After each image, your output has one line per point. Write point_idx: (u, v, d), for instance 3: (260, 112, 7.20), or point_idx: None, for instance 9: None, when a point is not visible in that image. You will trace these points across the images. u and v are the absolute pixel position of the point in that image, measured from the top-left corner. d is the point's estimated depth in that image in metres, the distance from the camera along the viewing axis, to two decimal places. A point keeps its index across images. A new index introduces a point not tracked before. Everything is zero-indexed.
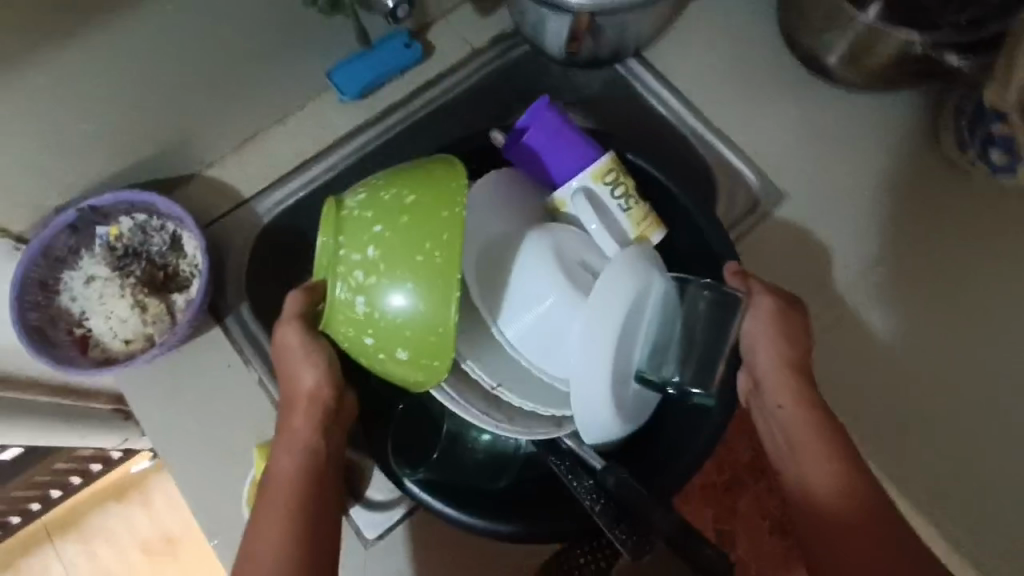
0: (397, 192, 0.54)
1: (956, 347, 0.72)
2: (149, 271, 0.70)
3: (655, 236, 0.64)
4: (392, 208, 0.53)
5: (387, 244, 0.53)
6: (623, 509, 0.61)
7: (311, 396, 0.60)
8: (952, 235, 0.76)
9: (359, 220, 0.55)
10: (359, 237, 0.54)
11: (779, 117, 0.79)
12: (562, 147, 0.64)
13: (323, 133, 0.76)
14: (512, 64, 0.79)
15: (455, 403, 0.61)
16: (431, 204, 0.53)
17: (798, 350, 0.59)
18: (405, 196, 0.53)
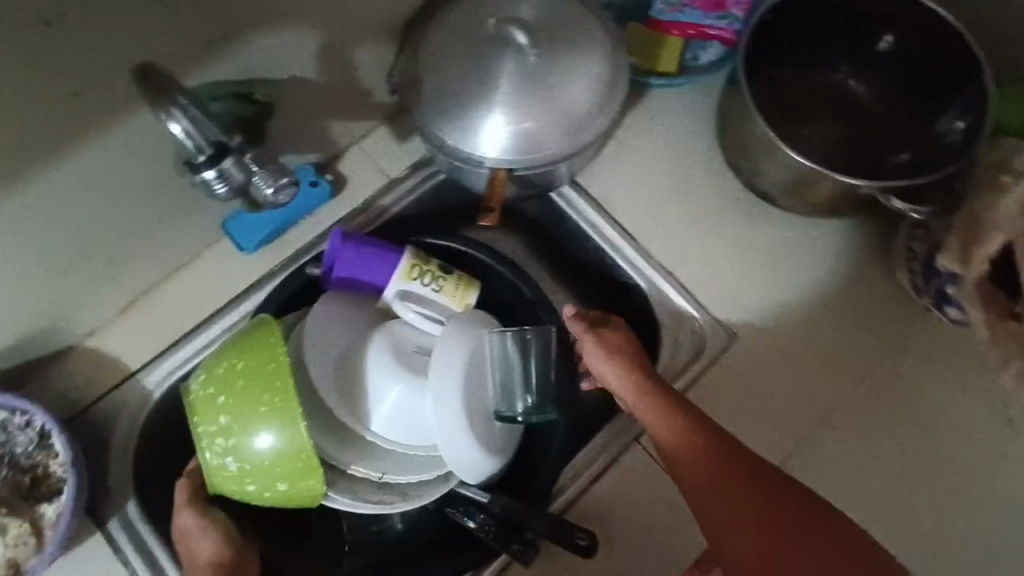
0: (226, 361, 0.60)
1: (811, 371, 0.78)
2: (14, 477, 0.69)
3: (472, 297, 0.80)
4: (226, 377, 0.60)
5: (232, 409, 0.59)
6: (513, 526, 0.70)
7: (211, 561, 0.65)
8: (799, 276, 0.81)
9: (203, 395, 0.60)
10: (209, 410, 0.59)
11: (653, 193, 0.85)
12: (366, 259, 0.77)
13: (224, 285, 0.79)
14: (432, 184, 0.86)
15: (353, 504, 0.69)
16: (260, 356, 0.60)
17: (617, 347, 0.67)
18: (235, 363, 0.60)
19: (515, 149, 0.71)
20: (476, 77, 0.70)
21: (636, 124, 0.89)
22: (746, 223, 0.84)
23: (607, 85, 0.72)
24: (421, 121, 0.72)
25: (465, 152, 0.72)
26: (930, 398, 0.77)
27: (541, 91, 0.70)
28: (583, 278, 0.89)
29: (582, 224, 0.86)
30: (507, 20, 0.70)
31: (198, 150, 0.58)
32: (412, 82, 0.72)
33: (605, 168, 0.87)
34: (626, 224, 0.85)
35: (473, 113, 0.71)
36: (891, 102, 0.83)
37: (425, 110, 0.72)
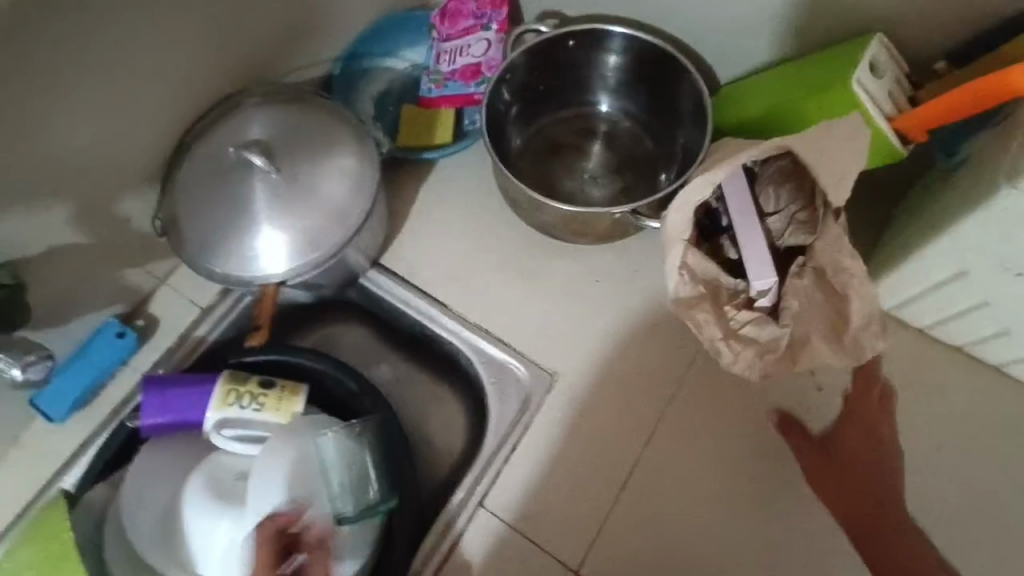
0: (19, 555, 0.63)
1: (632, 389, 0.81)
2: None
3: (299, 403, 0.80)
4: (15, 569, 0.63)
5: None
6: None
7: None
8: (603, 301, 0.85)
9: None
10: None
11: (454, 260, 0.89)
12: (176, 397, 0.78)
13: (48, 459, 0.79)
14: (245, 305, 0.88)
15: None
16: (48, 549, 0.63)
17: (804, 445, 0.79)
18: (25, 556, 0.63)
19: (284, 257, 0.74)
20: (230, 209, 0.73)
21: (431, 197, 0.93)
22: (545, 264, 0.88)
23: (358, 176, 0.76)
24: (190, 262, 0.74)
25: (237, 275, 0.74)
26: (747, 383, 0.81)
27: (298, 204, 0.74)
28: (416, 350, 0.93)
29: (395, 303, 0.89)
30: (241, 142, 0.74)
31: None
32: (174, 225, 0.74)
33: (406, 247, 0.90)
34: (435, 294, 0.88)
35: (235, 236, 0.73)
36: (634, 136, 0.95)
37: (191, 251, 0.74)
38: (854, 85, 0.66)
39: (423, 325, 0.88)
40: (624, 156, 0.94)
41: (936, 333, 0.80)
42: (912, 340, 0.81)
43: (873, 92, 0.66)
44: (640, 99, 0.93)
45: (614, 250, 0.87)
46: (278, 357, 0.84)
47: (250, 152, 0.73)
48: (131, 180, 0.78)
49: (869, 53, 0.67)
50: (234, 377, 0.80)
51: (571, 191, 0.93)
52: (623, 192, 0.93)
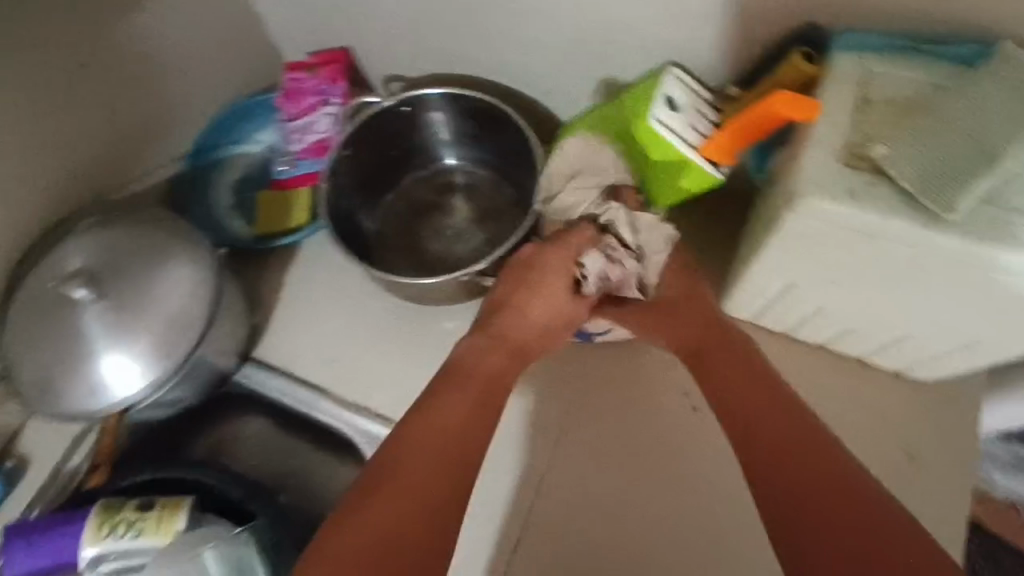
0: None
1: (515, 443, 0.79)
2: None
3: (179, 523, 0.77)
4: None
5: None
6: None
7: None
8: None
9: None
10: None
11: (327, 341, 0.89)
12: (38, 542, 0.76)
13: None
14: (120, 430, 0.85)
15: None
16: None
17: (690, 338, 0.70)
18: None
19: (128, 382, 0.72)
20: (64, 346, 0.72)
21: (299, 278, 0.92)
22: (416, 330, 0.88)
23: (195, 282, 0.75)
24: (35, 405, 0.73)
25: (85, 414, 0.72)
26: (629, 415, 0.79)
27: (133, 324, 0.72)
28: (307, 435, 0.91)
29: (275, 396, 0.88)
30: (65, 280, 0.73)
31: None
32: (19, 368, 0.74)
33: (278, 335, 0.90)
34: (312, 378, 0.87)
35: (75, 375, 0.72)
36: (489, 190, 0.95)
37: (35, 393, 0.73)
38: (654, 123, 0.67)
39: (306, 413, 0.87)
40: (485, 205, 0.95)
41: (798, 336, 0.79)
42: (781, 346, 0.81)
43: (674, 127, 0.68)
44: (486, 149, 0.94)
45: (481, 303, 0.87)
46: (159, 480, 0.82)
47: (74, 283, 0.72)
48: None
49: (664, 89, 0.69)
50: (104, 509, 0.77)
51: (435, 257, 0.93)
52: (488, 244, 0.93)
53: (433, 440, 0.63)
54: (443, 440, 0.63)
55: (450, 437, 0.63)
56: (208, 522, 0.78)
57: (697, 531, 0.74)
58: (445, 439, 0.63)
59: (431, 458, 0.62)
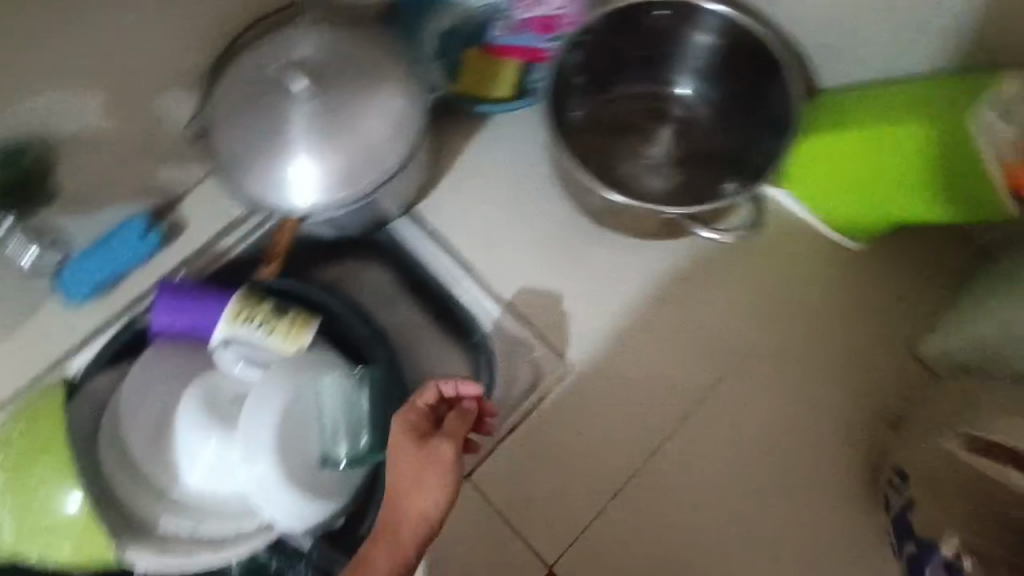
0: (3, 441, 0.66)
1: (646, 390, 0.77)
2: None
3: (307, 337, 0.78)
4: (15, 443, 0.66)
5: (20, 473, 0.65)
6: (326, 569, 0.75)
7: None
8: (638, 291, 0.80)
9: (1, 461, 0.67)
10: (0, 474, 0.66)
11: (491, 222, 0.85)
12: (186, 305, 0.77)
13: (59, 342, 0.79)
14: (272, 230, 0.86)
15: (162, 563, 0.68)
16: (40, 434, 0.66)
17: None
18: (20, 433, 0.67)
19: (310, 190, 0.71)
20: (268, 128, 0.72)
21: (480, 151, 0.88)
22: (584, 243, 0.83)
23: (400, 124, 0.72)
24: (222, 172, 0.73)
25: (257, 202, 0.72)
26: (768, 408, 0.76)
27: (338, 134, 0.71)
28: None
29: (421, 257, 0.86)
30: (289, 68, 0.72)
31: None
32: (214, 135, 0.73)
33: (444, 200, 0.87)
34: (464, 253, 0.84)
35: (261, 161, 0.72)
36: (707, 129, 0.86)
37: (225, 165, 0.73)
38: (985, 120, 0.64)
39: (446, 286, 0.84)
40: (694, 144, 0.86)
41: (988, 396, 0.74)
42: None
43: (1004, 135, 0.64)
44: (727, 89, 0.84)
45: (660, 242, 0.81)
46: (294, 292, 0.83)
47: (297, 74, 0.71)
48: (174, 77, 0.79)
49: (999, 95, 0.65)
50: (247, 298, 0.78)
51: (628, 173, 0.86)
52: (683, 185, 0.86)
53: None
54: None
55: None
56: (324, 349, 0.78)
57: (785, 540, 0.74)
58: None
59: None
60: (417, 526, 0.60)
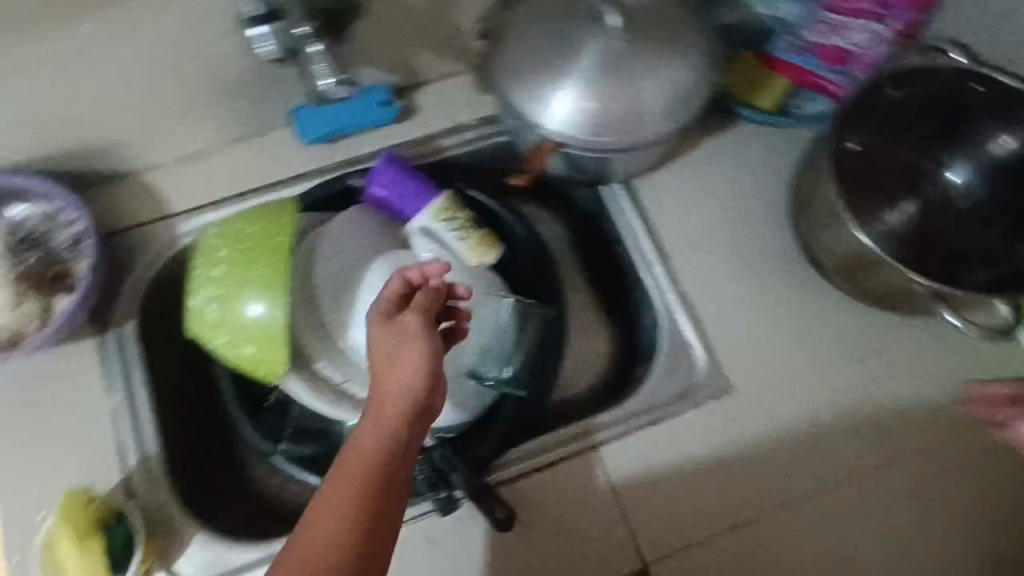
0: (241, 221, 0.65)
1: (796, 444, 0.75)
2: (42, 264, 0.76)
3: (490, 258, 0.80)
4: (236, 235, 0.64)
5: (232, 264, 0.63)
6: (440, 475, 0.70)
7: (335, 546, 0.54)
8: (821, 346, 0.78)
9: (212, 247, 0.64)
10: (210, 259, 0.64)
11: (703, 222, 0.83)
12: (400, 184, 0.79)
13: (278, 168, 0.85)
14: (492, 147, 0.86)
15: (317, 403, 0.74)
16: (262, 236, 0.64)
17: None
18: (244, 227, 0.64)
19: (571, 124, 0.70)
20: (557, 48, 0.69)
21: (721, 149, 0.85)
22: (785, 279, 0.80)
23: (678, 97, 0.71)
24: (494, 71, 0.71)
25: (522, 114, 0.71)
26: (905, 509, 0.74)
27: (622, 83, 0.69)
28: (608, 279, 0.87)
29: (624, 227, 0.83)
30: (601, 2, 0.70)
31: None
32: (497, 35, 0.72)
33: (665, 183, 0.84)
34: (665, 239, 0.82)
35: (542, 78, 0.70)
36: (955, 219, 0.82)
37: (499, 66, 0.71)
38: None
39: (636, 265, 0.82)
40: (935, 227, 0.82)
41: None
42: None
43: None
44: (994, 189, 0.80)
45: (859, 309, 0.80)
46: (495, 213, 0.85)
47: (611, 12, 0.68)
48: None
49: None
50: (454, 201, 0.80)
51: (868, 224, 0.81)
52: (912, 261, 0.80)
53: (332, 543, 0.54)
54: (349, 518, 0.55)
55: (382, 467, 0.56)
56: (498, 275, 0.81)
57: None
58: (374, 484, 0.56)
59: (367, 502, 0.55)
60: (402, 397, 0.57)
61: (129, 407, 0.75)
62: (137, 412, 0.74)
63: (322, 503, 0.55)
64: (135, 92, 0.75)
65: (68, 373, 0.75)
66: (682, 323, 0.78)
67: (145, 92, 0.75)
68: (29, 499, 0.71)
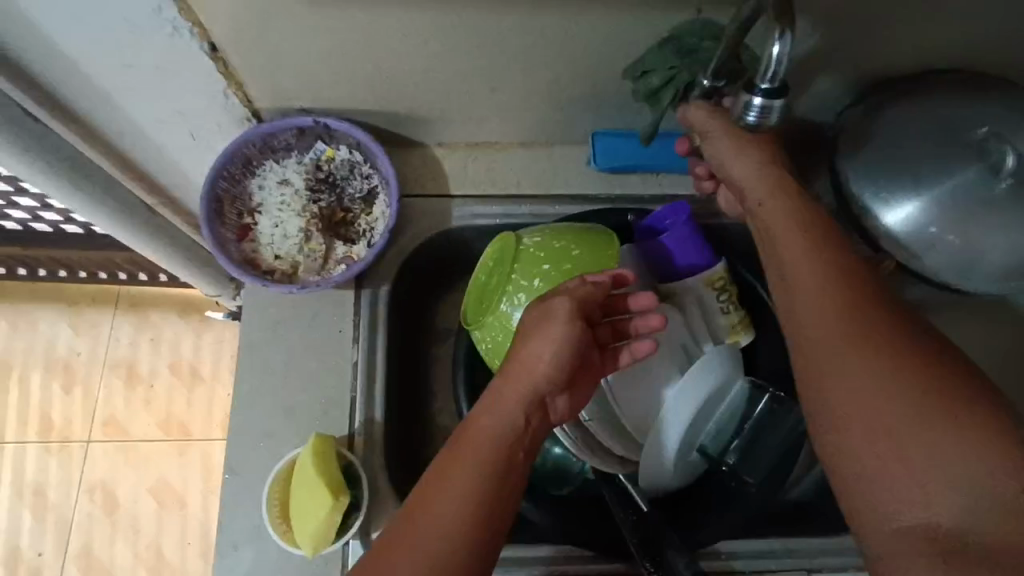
0: (565, 241, 0.64)
1: None
2: (333, 207, 0.78)
3: (744, 338, 0.77)
4: (560, 256, 0.64)
5: (549, 283, 0.63)
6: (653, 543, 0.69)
7: (453, 512, 0.51)
8: None
9: (531, 257, 0.64)
10: (528, 269, 0.64)
11: None
12: (687, 241, 0.75)
13: (558, 182, 0.84)
14: None
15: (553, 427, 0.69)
16: (585, 264, 0.64)
17: None
18: (570, 250, 0.64)
19: (920, 250, 0.64)
20: (930, 169, 0.65)
21: None
22: None
23: None
24: (844, 169, 0.67)
25: (862, 216, 0.66)
26: None
27: (993, 227, 0.63)
28: None
29: None
30: (994, 140, 0.65)
31: (770, 86, 0.44)
32: (855, 137, 0.68)
33: None
34: None
35: (902, 189, 0.65)
36: None
37: (854, 165, 0.67)
38: None
39: None
40: None
41: None
42: None
43: None
44: None
45: None
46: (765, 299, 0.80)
47: (1008, 152, 0.63)
48: (850, 69, 0.71)
49: None
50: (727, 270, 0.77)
51: None
52: None
53: (454, 524, 0.51)
54: (468, 498, 0.51)
55: (499, 441, 0.54)
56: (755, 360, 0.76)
57: None
58: (491, 455, 0.54)
59: (486, 470, 0.53)
60: (526, 387, 0.56)
61: (364, 368, 0.75)
62: (369, 375, 0.74)
63: (431, 479, 0.53)
64: (468, 83, 0.73)
65: (319, 316, 0.76)
66: None
67: (478, 85, 0.73)
68: (252, 427, 0.72)
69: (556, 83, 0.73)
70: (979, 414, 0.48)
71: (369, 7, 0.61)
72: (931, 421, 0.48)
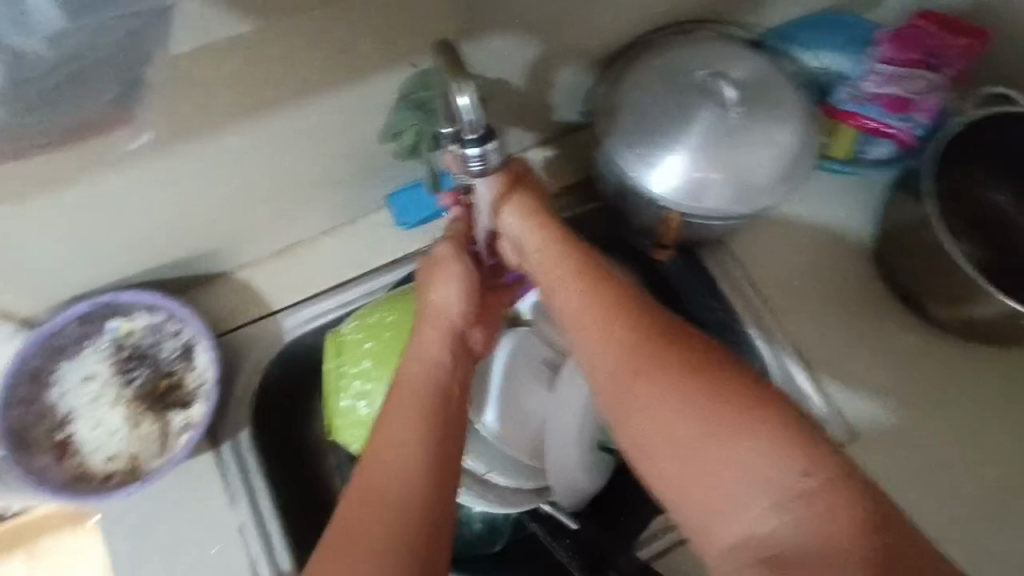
0: (378, 313, 0.65)
1: (910, 483, 0.77)
2: (152, 379, 0.73)
3: None
4: (377, 329, 0.65)
5: (377, 359, 0.64)
6: (595, 559, 0.69)
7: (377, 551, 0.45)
8: (921, 378, 0.82)
9: (353, 341, 0.65)
10: (354, 354, 0.64)
11: (795, 269, 0.86)
12: None
13: (373, 252, 0.82)
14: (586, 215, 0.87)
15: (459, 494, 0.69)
16: (405, 327, 0.65)
17: None
18: (385, 318, 0.65)
19: (696, 194, 0.70)
20: (674, 119, 0.70)
21: (799, 205, 0.89)
22: (879, 320, 0.84)
23: (789, 162, 0.71)
24: (609, 148, 0.72)
25: (641, 182, 0.71)
26: None
27: (742, 150, 0.69)
28: None
29: (727, 284, 0.84)
30: (714, 77, 0.72)
31: (477, 129, 0.47)
32: (608, 117, 0.73)
33: (755, 236, 0.87)
34: (762, 291, 0.84)
35: (658, 145, 0.70)
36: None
37: (616, 141, 0.72)
38: None
39: (744, 324, 0.83)
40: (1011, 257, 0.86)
41: None
42: None
43: None
44: None
45: (951, 344, 0.83)
46: None
47: (726, 85, 0.70)
48: (580, 55, 0.76)
49: None
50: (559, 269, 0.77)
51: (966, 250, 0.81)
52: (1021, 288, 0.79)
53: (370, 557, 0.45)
54: (385, 487, 0.49)
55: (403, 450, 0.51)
56: None
57: None
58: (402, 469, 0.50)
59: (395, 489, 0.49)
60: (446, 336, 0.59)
61: (253, 525, 0.70)
62: (260, 530, 0.70)
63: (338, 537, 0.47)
64: (235, 205, 0.70)
65: (186, 493, 0.71)
66: (795, 378, 0.80)
67: (246, 202, 0.70)
68: None
69: (323, 170, 0.72)
70: (793, 439, 0.48)
71: (82, 186, 0.57)
72: (735, 420, 0.49)
